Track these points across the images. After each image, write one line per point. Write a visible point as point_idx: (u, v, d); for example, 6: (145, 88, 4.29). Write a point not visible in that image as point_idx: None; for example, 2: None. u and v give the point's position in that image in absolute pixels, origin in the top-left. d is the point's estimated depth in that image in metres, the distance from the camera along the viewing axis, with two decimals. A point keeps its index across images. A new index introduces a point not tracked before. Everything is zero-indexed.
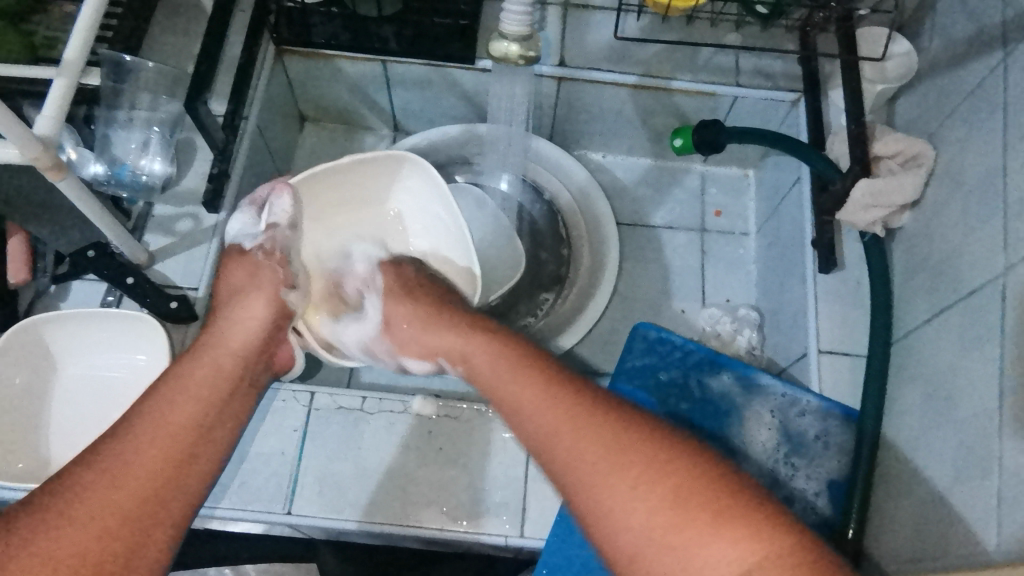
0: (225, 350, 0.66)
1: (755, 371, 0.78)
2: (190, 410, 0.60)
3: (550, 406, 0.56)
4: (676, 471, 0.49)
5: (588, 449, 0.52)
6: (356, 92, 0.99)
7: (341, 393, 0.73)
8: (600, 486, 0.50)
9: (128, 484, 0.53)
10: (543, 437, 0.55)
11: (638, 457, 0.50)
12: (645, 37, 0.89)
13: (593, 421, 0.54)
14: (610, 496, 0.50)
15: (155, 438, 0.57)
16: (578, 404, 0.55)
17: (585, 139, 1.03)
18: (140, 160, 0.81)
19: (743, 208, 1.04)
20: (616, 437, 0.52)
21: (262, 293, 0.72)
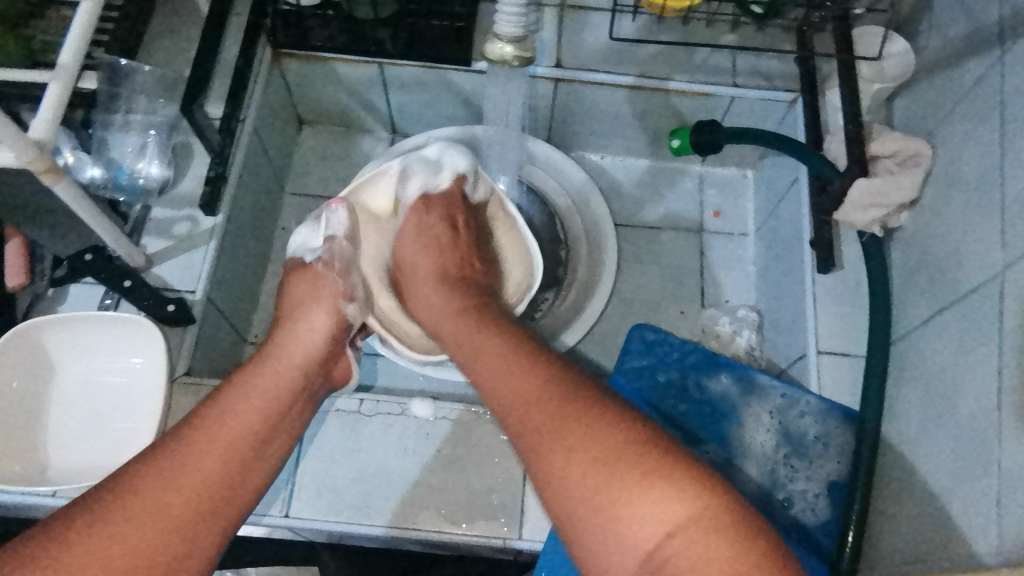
0: (289, 357, 0.68)
1: (754, 372, 0.77)
2: (249, 419, 0.61)
3: (512, 371, 0.61)
4: (613, 434, 0.53)
5: (537, 412, 0.57)
6: (354, 94, 0.99)
7: (339, 396, 0.73)
8: (543, 443, 0.55)
9: (179, 489, 0.55)
10: (499, 399, 0.60)
11: (579, 422, 0.55)
12: (641, 37, 0.89)
13: (546, 387, 0.58)
14: (554, 454, 0.54)
15: (212, 445, 0.58)
16: (534, 370, 0.60)
17: (583, 141, 1.03)
18: (138, 163, 0.80)
19: (742, 209, 1.04)
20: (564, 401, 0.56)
21: (324, 304, 0.74)
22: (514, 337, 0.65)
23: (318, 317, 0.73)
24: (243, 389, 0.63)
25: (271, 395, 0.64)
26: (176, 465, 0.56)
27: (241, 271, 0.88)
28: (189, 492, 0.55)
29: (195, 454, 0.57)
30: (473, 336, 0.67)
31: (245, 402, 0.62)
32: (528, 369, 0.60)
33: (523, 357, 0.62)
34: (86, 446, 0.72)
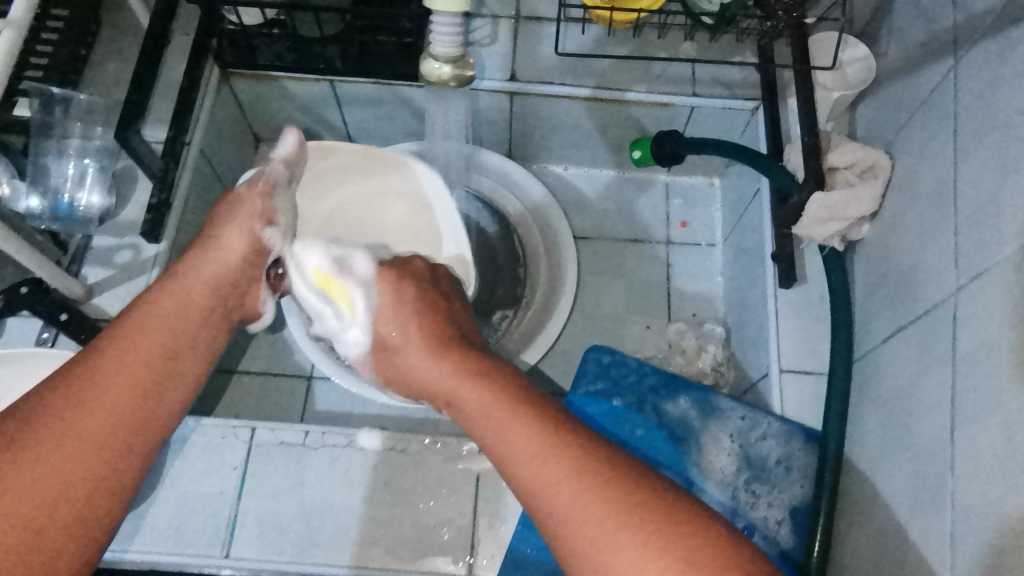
0: (201, 280, 0.62)
1: (713, 394, 0.75)
2: (158, 342, 0.55)
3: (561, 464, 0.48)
4: (685, 534, 0.44)
5: (604, 520, 0.45)
6: (308, 111, 0.96)
7: (283, 428, 0.70)
8: (598, 536, 0.45)
9: (87, 421, 0.49)
10: (546, 484, 0.48)
11: (642, 514, 0.45)
12: (595, 50, 0.87)
13: (605, 486, 0.46)
14: (612, 553, 0.44)
15: (121, 370, 0.52)
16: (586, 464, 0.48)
17: (545, 152, 1.01)
18: (78, 193, 0.78)
19: (709, 218, 1.01)
20: (617, 488, 0.46)
21: (240, 225, 0.66)
22: (543, 408, 0.52)
23: (233, 238, 0.65)
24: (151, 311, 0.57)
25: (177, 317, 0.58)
26: (83, 392, 0.49)
27: None
28: (101, 421, 0.49)
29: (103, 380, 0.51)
30: (500, 401, 0.53)
31: (151, 321, 0.56)
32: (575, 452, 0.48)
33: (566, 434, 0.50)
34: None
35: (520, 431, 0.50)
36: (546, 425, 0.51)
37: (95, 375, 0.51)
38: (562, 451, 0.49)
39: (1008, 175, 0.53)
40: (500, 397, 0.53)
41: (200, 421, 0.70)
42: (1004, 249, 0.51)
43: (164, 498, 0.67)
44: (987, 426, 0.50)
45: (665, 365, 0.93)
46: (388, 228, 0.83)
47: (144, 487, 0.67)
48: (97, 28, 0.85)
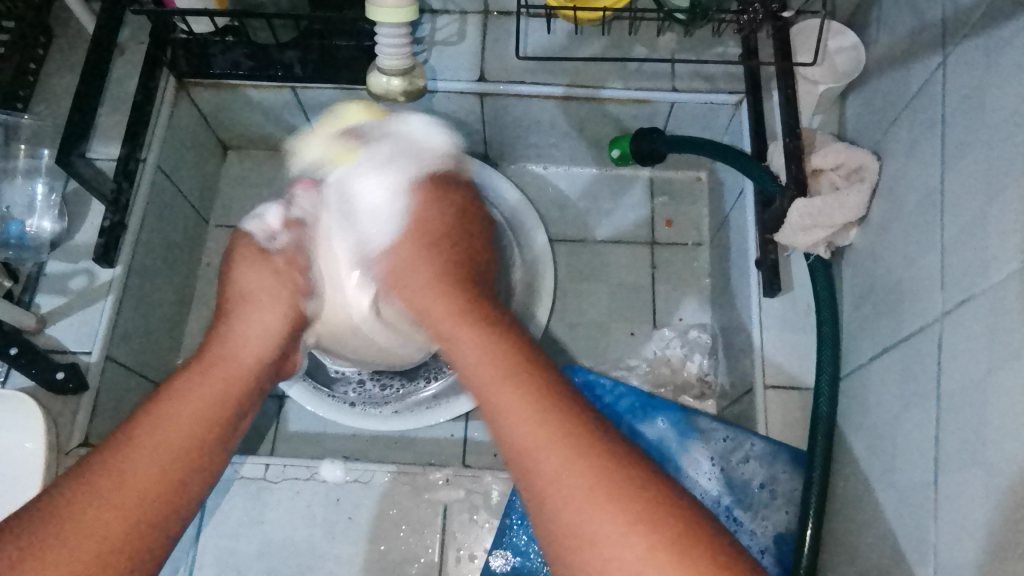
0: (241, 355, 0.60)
1: (692, 414, 0.72)
2: (194, 417, 0.53)
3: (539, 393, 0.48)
4: (642, 497, 0.42)
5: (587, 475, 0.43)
6: (272, 118, 0.92)
7: (243, 461, 0.67)
8: (566, 496, 0.43)
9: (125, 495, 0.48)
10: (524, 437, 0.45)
11: (604, 486, 0.43)
12: (567, 48, 0.83)
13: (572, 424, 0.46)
14: (575, 515, 0.42)
15: (158, 444, 0.51)
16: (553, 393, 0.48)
17: (522, 152, 0.96)
18: (29, 219, 0.76)
19: (696, 216, 0.96)
20: (583, 447, 0.44)
21: (276, 304, 0.65)
22: (511, 328, 0.55)
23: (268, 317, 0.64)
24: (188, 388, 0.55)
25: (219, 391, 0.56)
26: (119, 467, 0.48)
27: (157, 323, 0.83)
28: (122, 514, 0.47)
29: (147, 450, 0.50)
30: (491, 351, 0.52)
31: (190, 399, 0.54)
32: (556, 409, 0.46)
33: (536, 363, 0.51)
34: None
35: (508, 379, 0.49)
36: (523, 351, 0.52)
37: (123, 465, 0.49)
38: (534, 393, 0.47)
39: (995, 193, 0.49)
40: (469, 318, 0.57)
41: None
42: (991, 278, 0.48)
43: None
44: (975, 472, 0.46)
45: (651, 375, 0.88)
46: None
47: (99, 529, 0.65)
48: (47, 39, 0.81)
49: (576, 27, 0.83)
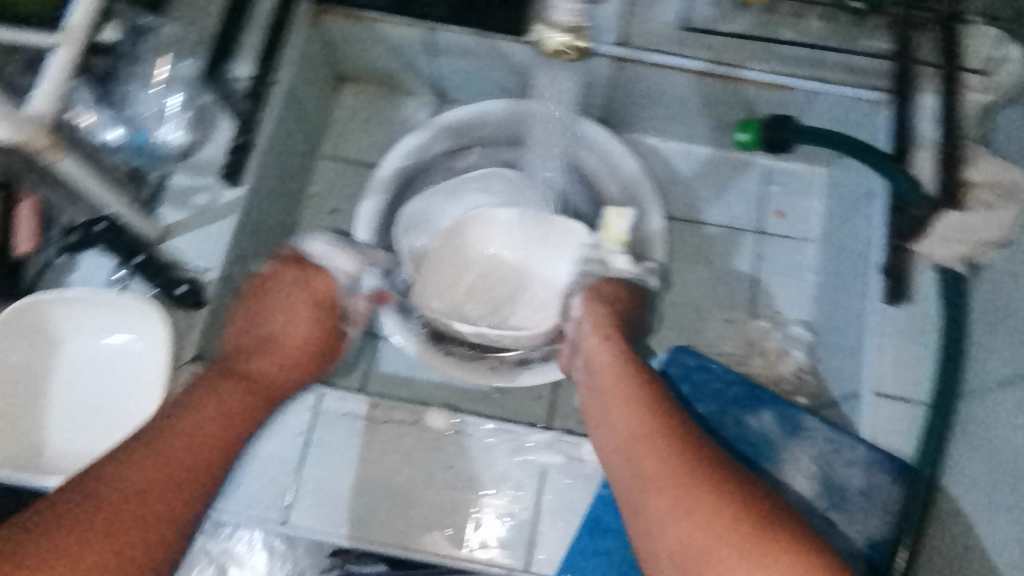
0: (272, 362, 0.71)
1: (800, 412, 0.71)
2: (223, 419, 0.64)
3: (642, 405, 0.65)
4: (734, 513, 0.55)
5: (667, 471, 0.59)
6: (396, 54, 0.91)
7: (350, 398, 0.69)
8: (669, 519, 0.57)
9: (151, 496, 0.57)
10: (648, 471, 0.60)
11: (699, 507, 0.56)
12: (717, 22, 0.81)
13: (660, 423, 0.63)
14: (671, 529, 0.56)
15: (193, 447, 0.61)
16: (649, 401, 0.65)
17: (641, 122, 0.94)
18: (160, 128, 0.72)
19: (808, 210, 0.94)
20: (685, 477, 0.58)
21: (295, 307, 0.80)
22: (651, 387, 0.67)
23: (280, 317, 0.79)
24: (218, 393, 0.65)
25: (268, 379, 0.69)
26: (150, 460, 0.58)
27: (265, 247, 0.85)
28: (163, 459, 0.59)
29: (174, 440, 0.60)
30: (613, 370, 0.70)
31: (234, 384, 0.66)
32: (672, 450, 0.61)
33: (661, 415, 0.64)
34: (56, 434, 0.69)
35: (621, 392, 0.67)
36: (648, 405, 0.65)
37: (171, 423, 0.61)
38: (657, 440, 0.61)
39: None
40: (629, 371, 0.69)
41: None
42: None
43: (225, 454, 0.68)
44: None
45: (743, 365, 0.88)
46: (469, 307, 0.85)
47: None
48: None
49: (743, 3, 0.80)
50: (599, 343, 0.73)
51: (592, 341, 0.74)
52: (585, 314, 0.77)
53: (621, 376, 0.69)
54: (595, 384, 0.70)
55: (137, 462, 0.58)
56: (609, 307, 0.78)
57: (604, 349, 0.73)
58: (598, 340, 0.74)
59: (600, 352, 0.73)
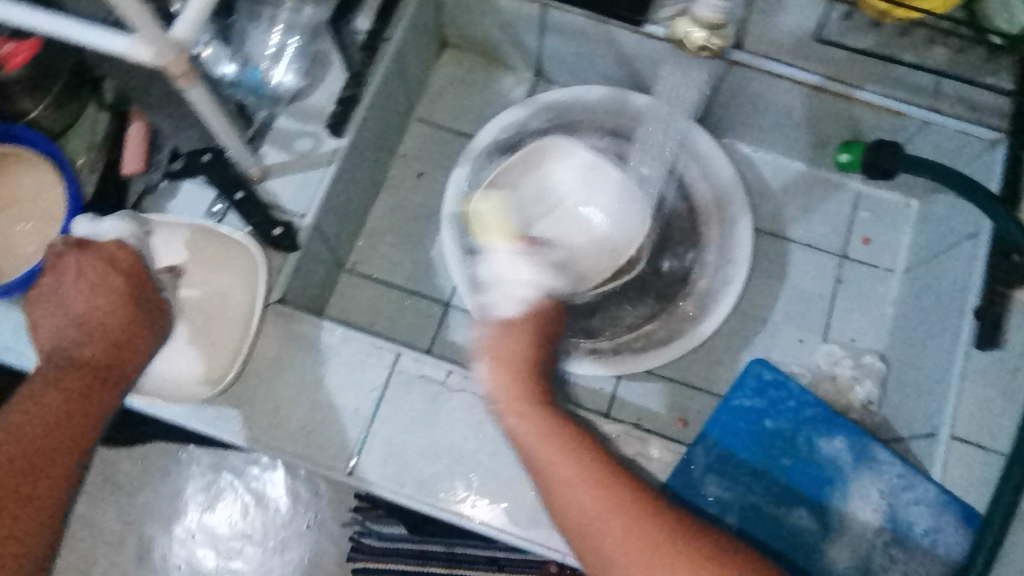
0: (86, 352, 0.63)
1: (874, 442, 0.70)
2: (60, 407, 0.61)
3: (583, 474, 0.61)
4: None
5: (625, 541, 0.58)
6: (505, 27, 0.91)
7: (427, 361, 0.70)
8: None
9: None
10: (640, 563, 0.57)
11: None
12: (847, 36, 0.79)
13: (618, 497, 0.60)
14: None
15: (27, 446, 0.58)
16: (598, 471, 0.62)
17: (739, 129, 0.93)
18: (274, 69, 0.76)
19: (896, 241, 0.93)
20: (682, 565, 0.57)
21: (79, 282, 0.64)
22: (592, 449, 0.63)
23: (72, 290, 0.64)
24: (41, 397, 0.60)
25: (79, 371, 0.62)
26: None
27: (354, 201, 0.85)
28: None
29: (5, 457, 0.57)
30: (549, 441, 0.63)
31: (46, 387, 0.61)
32: (654, 534, 0.58)
33: (614, 485, 0.61)
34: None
35: (571, 476, 0.61)
36: (599, 478, 0.61)
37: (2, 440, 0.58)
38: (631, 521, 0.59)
39: None
40: (565, 444, 0.63)
41: (349, 331, 0.70)
42: None
43: (299, 399, 0.68)
44: None
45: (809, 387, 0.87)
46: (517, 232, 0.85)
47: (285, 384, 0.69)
48: None
49: (876, 20, 0.79)
50: (521, 413, 0.66)
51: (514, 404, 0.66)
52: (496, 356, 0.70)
53: (565, 452, 0.63)
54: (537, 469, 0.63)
55: None
56: (531, 348, 0.71)
57: (531, 421, 0.65)
58: (520, 414, 0.65)
59: (524, 428, 0.65)
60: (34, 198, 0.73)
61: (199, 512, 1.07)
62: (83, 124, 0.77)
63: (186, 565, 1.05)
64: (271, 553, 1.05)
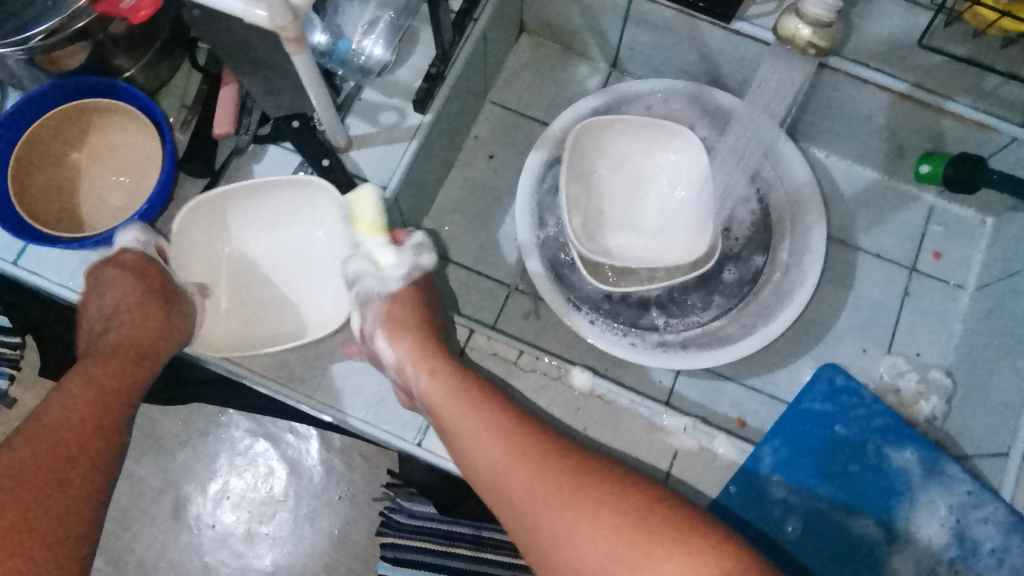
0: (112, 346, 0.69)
1: (946, 456, 0.69)
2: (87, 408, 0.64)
3: (488, 429, 0.65)
4: (654, 512, 0.58)
5: (541, 484, 0.61)
6: (587, 15, 0.91)
7: (499, 341, 0.76)
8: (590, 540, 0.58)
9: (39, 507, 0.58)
10: (553, 494, 0.61)
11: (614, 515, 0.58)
12: (946, 43, 0.79)
13: (524, 439, 0.64)
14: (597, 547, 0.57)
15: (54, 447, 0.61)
16: (503, 418, 0.66)
17: (815, 134, 0.92)
18: (364, 41, 0.78)
19: (969, 257, 0.91)
20: (585, 487, 0.60)
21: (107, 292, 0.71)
22: (500, 400, 0.67)
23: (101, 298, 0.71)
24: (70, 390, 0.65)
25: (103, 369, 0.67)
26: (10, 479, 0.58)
27: (428, 179, 0.86)
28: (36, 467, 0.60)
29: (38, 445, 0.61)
30: (456, 399, 0.67)
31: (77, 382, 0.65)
32: (563, 466, 0.62)
33: (520, 432, 0.65)
34: (243, 309, 0.75)
35: (479, 423, 0.65)
36: (508, 426, 0.65)
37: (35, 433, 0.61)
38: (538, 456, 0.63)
39: None
40: (470, 397, 0.67)
41: None
42: None
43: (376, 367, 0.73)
44: None
45: None
46: (592, 192, 0.88)
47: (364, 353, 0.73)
48: None
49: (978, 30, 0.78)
50: (432, 374, 0.69)
51: (423, 366, 0.70)
52: (399, 335, 0.72)
53: (473, 403, 0.67)
54: (454, 421, 0.66)
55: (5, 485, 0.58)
56: (418, 306, 0.74)
57: (440, 381, 0.69)
58: (426, 376, 0.69)
59: (436, 389, 0.68)
60: (133, 152, 0.78)
61: (233, 476, 1.08)
62: (174, 85, 0.81)
63: (217, 528, 1.06)
64: (301, 521, 1.06)
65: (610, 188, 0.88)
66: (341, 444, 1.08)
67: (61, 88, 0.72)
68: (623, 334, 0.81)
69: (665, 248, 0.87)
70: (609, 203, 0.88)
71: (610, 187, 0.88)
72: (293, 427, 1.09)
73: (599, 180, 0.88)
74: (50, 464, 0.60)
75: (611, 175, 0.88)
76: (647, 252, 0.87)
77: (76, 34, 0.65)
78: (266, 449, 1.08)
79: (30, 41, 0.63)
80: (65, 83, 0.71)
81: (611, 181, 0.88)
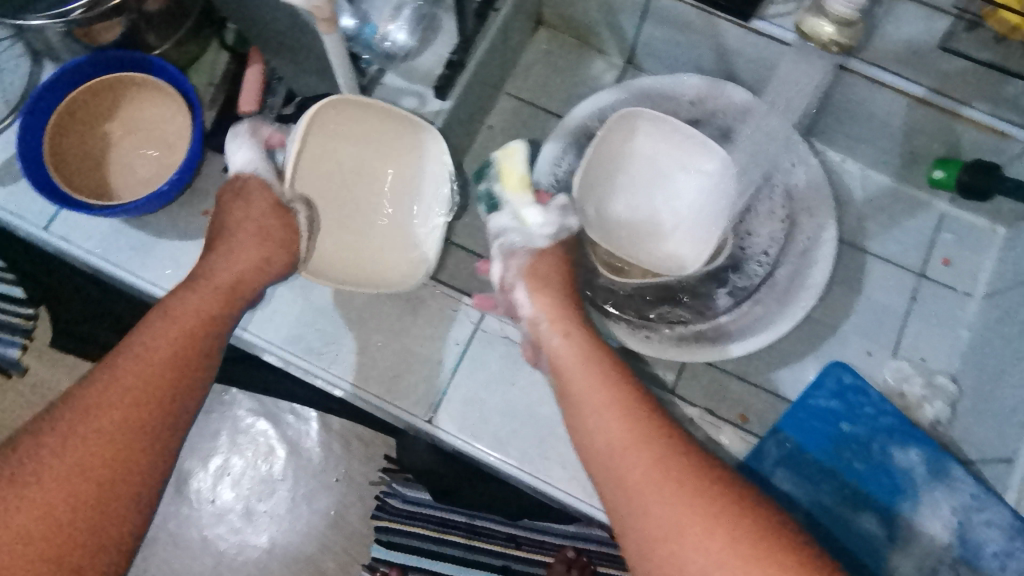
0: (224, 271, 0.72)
1: (952, 460, 0.70)
2: (162, 356, 0.65)
3: (615, 399, 0.64)
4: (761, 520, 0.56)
5: (653, 466, 0.60)
6: (606, 9, 0.91)
7: (510, 324, 0.78)
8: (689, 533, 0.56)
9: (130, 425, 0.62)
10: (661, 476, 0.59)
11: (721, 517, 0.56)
12: (969, 48, 0.74)
13: (649, 421, 0.63)
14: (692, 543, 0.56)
15: (123, 400, 0.62)
16: (632, 396, 0.65)
17: (830, 136, 0.93)
18: (389, 26, 0.77)
19: (979, 265, 0.91)
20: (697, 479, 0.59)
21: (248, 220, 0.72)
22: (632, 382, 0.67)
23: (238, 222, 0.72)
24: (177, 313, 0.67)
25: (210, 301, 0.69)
26: (75, 433, 0.59)
27: None
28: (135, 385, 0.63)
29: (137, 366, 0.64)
30: (587, 365, 0.67)
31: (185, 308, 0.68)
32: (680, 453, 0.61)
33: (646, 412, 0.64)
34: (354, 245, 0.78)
35: (606, 394, 0.65)
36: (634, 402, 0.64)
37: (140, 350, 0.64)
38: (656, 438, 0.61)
39: None
40: (604, 369, 0.67)
41: (439, 287, 0.79)
42: None
43: (393, 346, 0.77)
44: None
45: None
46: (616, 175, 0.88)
47: (383, 334, 0.77)
48: None
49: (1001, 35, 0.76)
50: (566, 336, 0.70)
51: (561, 327, 0.70)
52: (535, 294, 0.73)
53: (603, 374, 0.66)
54: (579, 385, 0.66)
55: (105, 396, 0.61)
56: (563, 267, 0.76)
57: (574, 343, 0.69)
58: (559, 338, 0.70)
59: (569, 351, 0.69)
60: (157, 125, 0.79)
61: (234, 454, 1.08)
62: (204, 61, 0.83)
63: (216, 503, 1.07)
64: (299, 500, 1.07)
65: (643, 169, 0.88)
66: (340, 427, 1.08)
67: (95, 62, 0.73)
68: (635, 328, 0.81)
69: (673, 244, 0.87)
70: (628, 191, 0.88)
71: (636, 172, 0.88)
72: (293, 407, 1.08)
73: (627, 163, 0.88)
74: (146, 395, 0.63)
75: (645, 159, 0.88)
76: (656, 244, 0.87)
77: (112, 10, 0.66)
78: (267, 429, 1.08)
79: (69, 15, 0.64)
80: (98, 57, 0.73)
81: (643, 164, 0.88)
